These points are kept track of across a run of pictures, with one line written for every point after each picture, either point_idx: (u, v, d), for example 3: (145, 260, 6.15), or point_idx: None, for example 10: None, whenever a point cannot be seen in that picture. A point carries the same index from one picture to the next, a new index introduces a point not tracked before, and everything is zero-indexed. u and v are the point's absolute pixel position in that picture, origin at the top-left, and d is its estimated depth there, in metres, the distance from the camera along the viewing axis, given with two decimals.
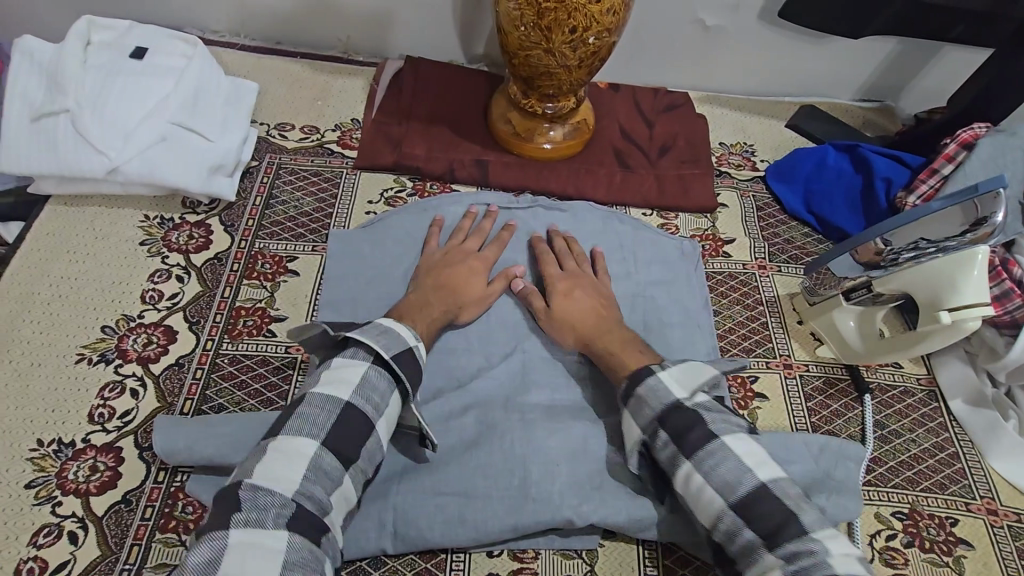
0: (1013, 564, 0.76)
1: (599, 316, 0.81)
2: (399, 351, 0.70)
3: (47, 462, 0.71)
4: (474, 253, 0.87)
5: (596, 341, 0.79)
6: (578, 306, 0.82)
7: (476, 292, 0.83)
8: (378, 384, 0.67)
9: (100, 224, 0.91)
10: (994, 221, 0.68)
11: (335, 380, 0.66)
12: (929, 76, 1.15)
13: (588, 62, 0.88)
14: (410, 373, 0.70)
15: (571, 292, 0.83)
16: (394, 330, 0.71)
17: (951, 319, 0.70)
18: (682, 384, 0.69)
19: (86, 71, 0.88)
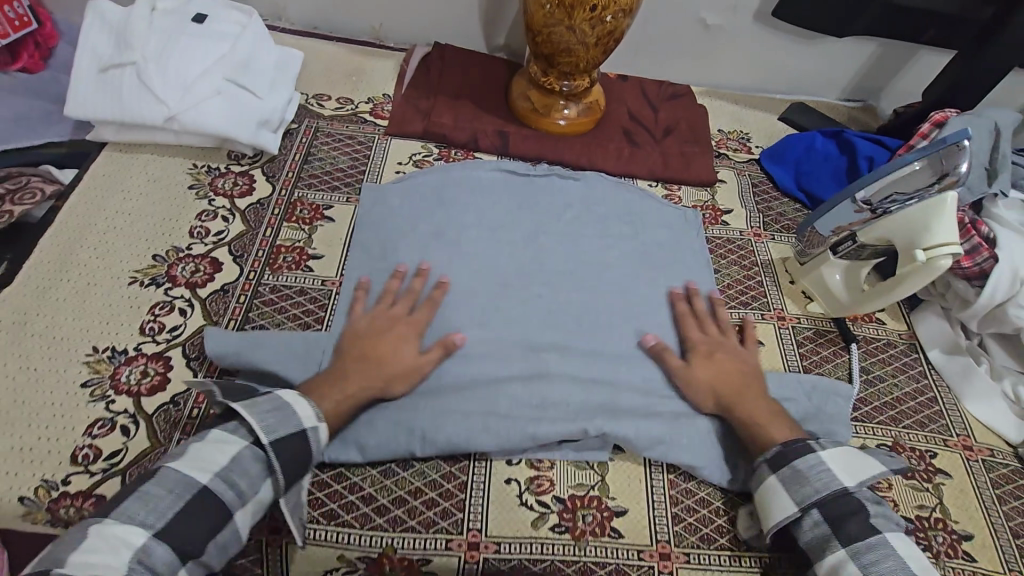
0: (987, 493, 0.82)
1: (744, 386, 0.79)
2: (290, 434, 0.65)
3: (101, 365, 0.77)
4: (402, 318, 0.81)
5: (738, 405, 0.78)
6: (723, 369, 0.81)
7: (407, 363, 0.76)
8: (250, 470, 0.64)
9: (152, 169, 0.98)
10: (959, 171, 0.79)
11: (196, 459, 0.62)
12: (905, 78, 1.27)
13: (604, 41, 0.99)
14: (287, 463, 0.65)
15: (712, 355, 0.82)
16: (292, 408, 0.67)
17: (925, 259, 0.79)
18: (847, 473, 0.70)
19: (151, 30, 0.97)
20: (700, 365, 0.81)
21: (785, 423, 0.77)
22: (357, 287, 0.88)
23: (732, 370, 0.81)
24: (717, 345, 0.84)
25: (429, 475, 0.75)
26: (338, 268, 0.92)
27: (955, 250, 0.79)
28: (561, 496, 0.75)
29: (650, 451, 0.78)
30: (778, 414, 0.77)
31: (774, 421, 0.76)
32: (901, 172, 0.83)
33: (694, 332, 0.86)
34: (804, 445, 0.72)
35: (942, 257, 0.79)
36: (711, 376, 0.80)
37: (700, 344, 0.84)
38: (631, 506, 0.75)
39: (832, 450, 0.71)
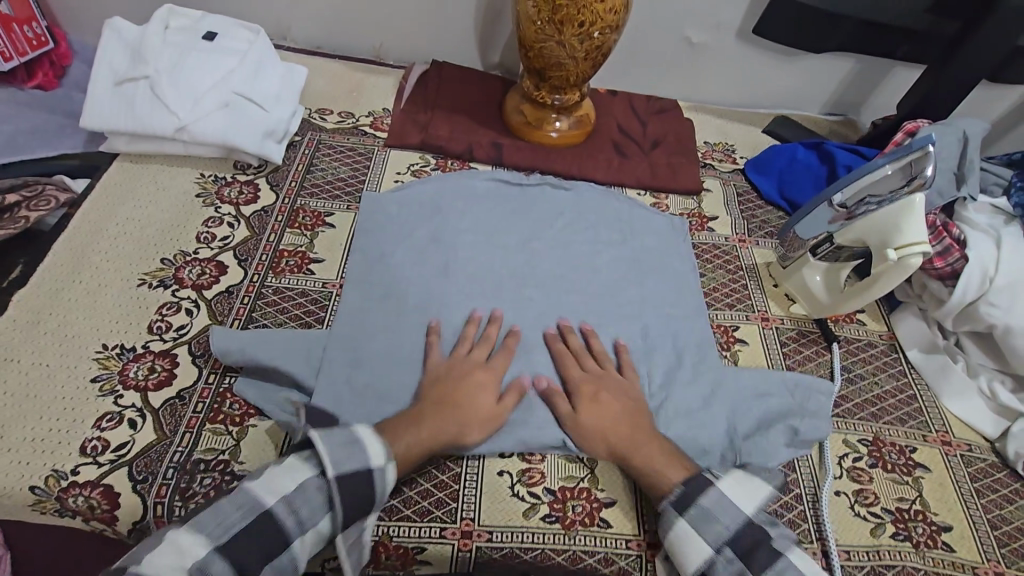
0: (965, 486, 0.85)
1: (627, 430, 0.77)
2: (359, 471, 0.65)
3: (111, 362, 0.80)
4: (481, 363, 0.82)
5: (632, 456, 0.75)
6: (607, 411, 0.78)
7: (485, 410, 0.77)
8: (313, 499, 0.64)
9: (161, 178, 1.03)
10: (926, 175, 0.84)
11: (269, 484, 0.64)
12: (883, 92, 1.33)
13: (592, 56, 1.05)
14: (348, 499, 0.65)
15: (598, 396, 0.80)
16: (362, 446, 0.67)
17: (897, 257, 0.84)
18: (745, 501, 0.70)
19: (164, 47, 1.03)
20: (587, 411, 0.79)
21: (681, 462, 0.74)
22: (357, 288, 0.92)
23: (603, 420, 0.78)
24: (588, 386, 0.81)
25: (425, 466, 0.78)
26: (338, 271, 0.96)
27: (924, 250, 0.83)
28: (552, 487, 0.78)
29: None
30: (661, 452, 0.75)
31: (668, 461, 0.74)
32: (873, 176, 0.88)
33: (574, 374, 0.83)
34: (703, 480, 0.71)
35: (914, 254, 0.83)
36: (594, 417, 0.78)
37: (578, 385, 0.82)
38: (620, 497, 0.78)
39: (727, 479, 0.71)
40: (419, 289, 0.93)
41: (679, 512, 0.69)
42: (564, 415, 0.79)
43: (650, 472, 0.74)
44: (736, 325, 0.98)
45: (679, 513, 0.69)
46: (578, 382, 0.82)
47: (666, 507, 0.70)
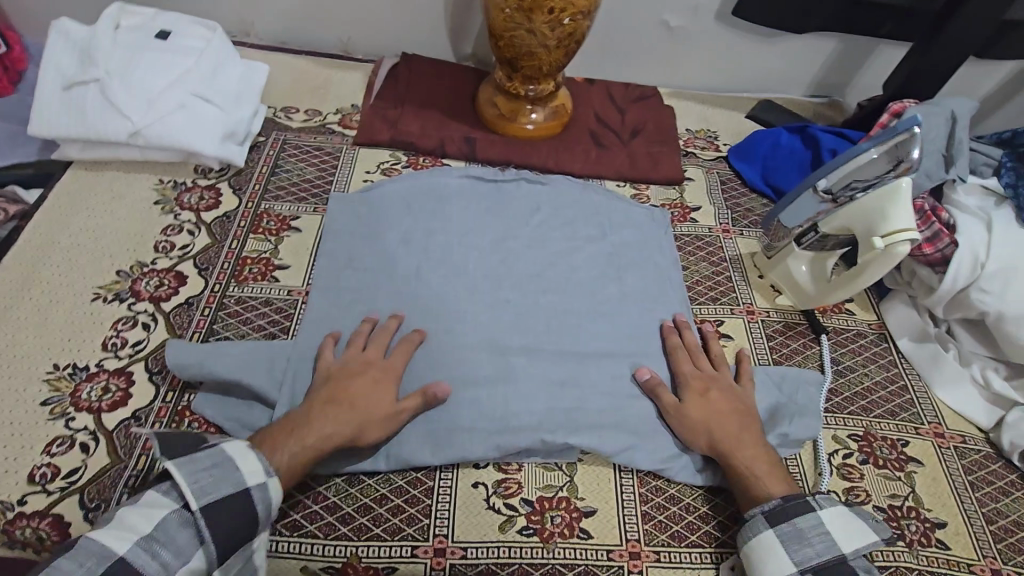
0: (960, 479, 0.82)
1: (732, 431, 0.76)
2: (233, 494, 0.61)
3: (62, 383, 0.76)
4: (375, 360, 0.78)
5: (733, 454, 0.74)
6: (716, 408, 0.77)
7: (384, 410, 0.72)
8: (179, 538, 0.59)
9: (117, 186, 0.98)
10: (912, 158, 0.82)
11: (120, 527, 0.58)
12: (868, 73, 1.29)
13: (565, 44, 1.00)
14: (212, 508, 0.61)
15: (707, 391, 0.79)
16: (245, 455, 0.64)
17: (886, 245, 0.80)
18: (846, 538, 0.66)
19: (115, 47, 0.98)
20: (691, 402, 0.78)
21: (782, 477, 0.73)
22: (323, 295, 0.88)
23: (713, 414, 0.77)
24: (707, 382, 0.80)
25: (395, 481, 0.74)
26: (304, 277, 0.92)
27: (914, 237, 0.79)
28: (529, 498, 0.74)
29: (617, 449, 0.77)
30: (771, 468, 0.73)
31: (769, 474, 0.73)
32: (859, 161, 0.85)
33: (687, 368, 0.82)
34: (804, 502, 0.69)
35: (903, 241, 0.79)
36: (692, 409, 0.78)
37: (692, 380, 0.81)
38: (600, 506, 0.74)
39: (832, 510, 0.68)
40: (389, 294, 0.89)
41: (769, 522, 0.68)
42: (669, 406, 0.78)
43: (746, 477, 0.73)
44: (720, 320, 0.95)
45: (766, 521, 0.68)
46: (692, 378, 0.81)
47: (755, 514, 0.69)
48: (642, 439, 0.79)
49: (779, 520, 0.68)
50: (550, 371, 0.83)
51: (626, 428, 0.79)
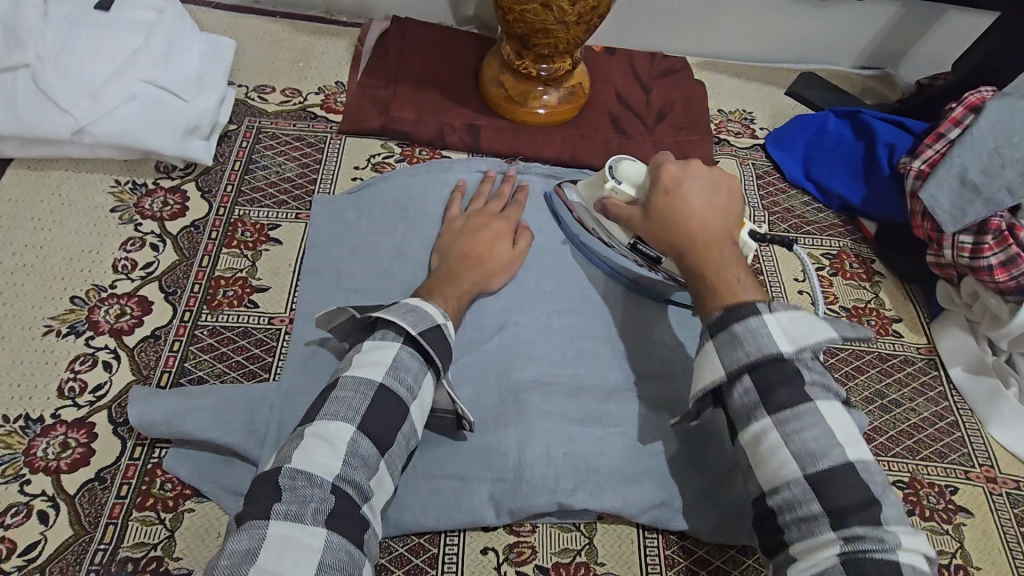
0: (1012, 532, 0.75)
1: (714, 223, 0.69)
2: (428, 328, 0.65)
3: (14, 439, 0.67)
4: (498, 215, 0.83)
5: (692, 246, 0.68)
6: (696, 209, 0.69)
7: (507, 256, 0.80)
8: (410, 365, 0.62)
9: (68, 189, 0.85)
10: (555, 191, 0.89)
11: (366, 364, 0.61)
12: (929, 42, 1.13)
13: (586, 19, 0.85)
14: (439, 349, 0.65)
15: (673, 192, 0.71)
16: (422, 308, 0.66)
17: (637, 186, 0.77)
18: (798, 333, 0.58)
19: (48, 24, 0.83)
20: (700, 190, 0.71)
21: (752, 288, 0.64)
22: (306, 323, 0.77)
23: (701, 212, 0.69)
24: (714, 205, 0.70)
25: (396, 548, 0.66)
26: (286, 302, 0.80)
27: (637, 162, 0.78)
28: (543, 565, 0.67)
29: (641, 511, 0.69)
30: (737, 270, 0.65)
31: (738, 280, 0.64)
32: (572, 197, 0.87)
33: (682, 180, 0.72)
34: (748, 307, 0.60)
35: (611, 186, 0.78)
36: (679, 213, 0.69)
37: (682, 187, 0.71)
38: (622, 572, 0.67)
39: (779, 313, 0.59)
40: None
41: (710, 338, 0.62)
42: (663, 187, 0.72)
43: (708, 279, 0.65)
44: None
45: (709, 336, 0.61)
46: (700, 173, 0.73)
47: (707, 343, 0.62)
48: (670, 496, 0.70)
49: (720, 329, 0.61)
50: (567, 414, 0.73)
51: (652, 484, 0.70)
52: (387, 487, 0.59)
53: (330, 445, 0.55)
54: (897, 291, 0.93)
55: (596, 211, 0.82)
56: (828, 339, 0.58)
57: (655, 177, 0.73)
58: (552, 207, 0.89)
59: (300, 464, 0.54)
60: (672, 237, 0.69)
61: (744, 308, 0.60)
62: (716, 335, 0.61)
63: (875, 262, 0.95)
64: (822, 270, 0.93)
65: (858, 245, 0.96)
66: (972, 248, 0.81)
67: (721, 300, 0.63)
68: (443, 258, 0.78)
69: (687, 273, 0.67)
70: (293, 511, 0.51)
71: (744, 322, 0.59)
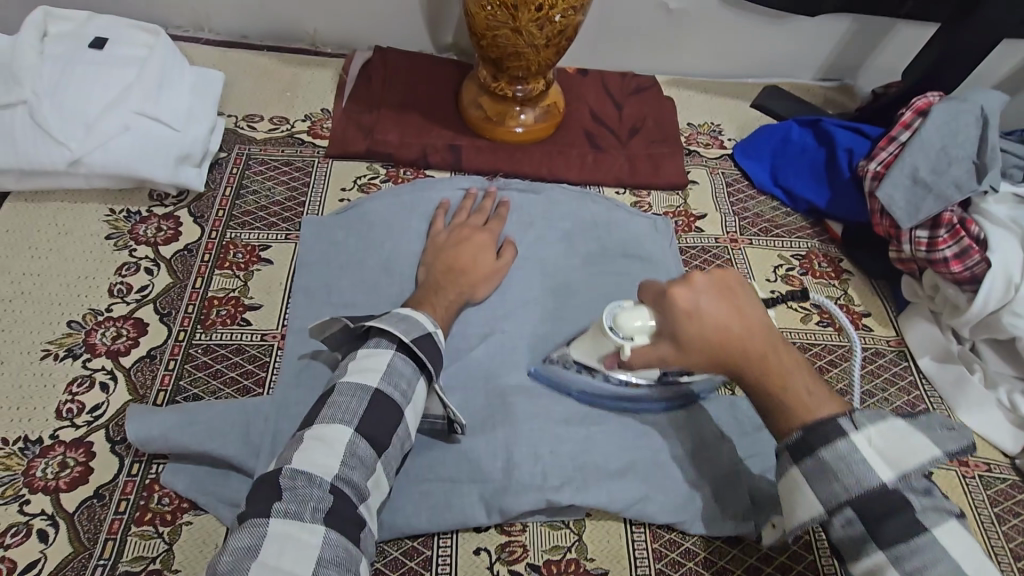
0: (986, 513, 0.77)
1: (752, 329, 0.61)
2: (420, 336, 0.67)
3: (13, 461, 0.68)
4: (480, 228, 0.87)
5: (751, 371, 0.60)
6: (721, 324, 0.60)
7: (488, 267, 0.83)
8: (405, 371, 0.65)
9: (64, 219, 0.88)
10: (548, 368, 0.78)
11: (364, 369, 0.64)
12: (882, 54, 1.20)
13: (556, 42, 0.91)
14: (431, 355, 0.67)
15: (693, 316, 0.61)
16: (415, 317, 0.69)
17: (649, 331, 0.66)
18: (897, 460, 0.54)
19: (44, 63, 0.87)
20: (718, 305, 0.61)
21: (826, 391, 0.60)
22: (299, 338, 0.79)
23: (733, 323, 0.60)
24: (737, 310, 0.61)
25: (390, 552, 0.68)
26: (278, 319, 0.83)
27: (630, 305, 0.67)
28: (535, 562, 0.69)
29: (628, 505, 0.71)
30: (802, 375, 0.60)
31: (809, 387, 0.60)
32: (562, 358, 0.77)
33: (694, 300, 0.61)
34: (834, 428, 0.56)
35: (627, 345, 0.66)
36: (715, 340, 0.60)
37: (696, 302, 0.61)
38: (611, 566, 0.69)
39: (872, 433, 0.56)
40: None
41: (797, 466, 0.58)
42: (682, 316, 0.61)
43: (782, 402, 0.59)
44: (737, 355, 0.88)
45: (794, 466, 0.58)
46: (705, 281, 0.62)
47: (795, 476, 0.58)
48: (655, 489, 0.72)
49: (805, 452, 0.57)
50: (553, 414, 0.76)
51: (637, 479, 0.73)
52: (384, 489, 0.61)
53: (328, 447, 0.58)
54: (865, 287, 0.97)
55: (611, 366, 0.72)
56: (932, 458, 0.55)
57: (667, 313, 0.62)
58: (549, 381, 0.78)
59: (301, 465, 0.56)
60: (725, 365, 0.61)
61: (830, 426, 0.56)
62: (805, 462, 0.57)
63: (843, 260, 1.00)
64: (793, 270, 0.97)
65: (826, 245, 1.01)
66: (928, 241, 0.86)
67: (801, 419, 0.58)
68: (430, 270, 0.82)
69: (753, 398, 0.62)
70: (292, 510, 0.53)
71: (831, 447, 0.56)
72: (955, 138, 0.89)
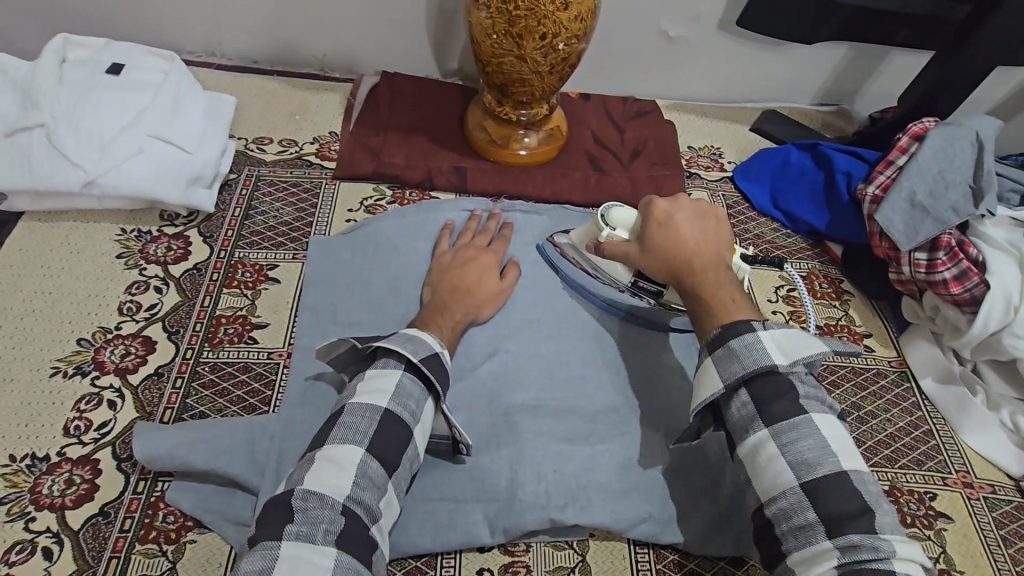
0: (992, 535, 0.77)
1: (710, 250, 0.74)
2: (427, 355, 0.68)
3: (20, 478, 0.69)
4: (485, 248, 0.89)
5: (694, 278, 0.72)
6: (690, 238, 0.74)
7: (492, 286, 0.84)
8: (414, 391, 0.66)
9: (76, 238, 0.90)
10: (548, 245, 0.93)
11: (374, 390, 0.64)
12: (878, 79, 1.23)
13: (559, 68, 0.93)
14: (438, 375, 0.68)
15: (669, 222, 0.76)
16: (421, 337, 0.70)
17: (629, 230, 0.80)
18: (790, 351, 0.64)
19: (62, 87, 0.90)
20: (691, 221, 0.76)
21: (747, 308, 0.70)
22: (305, 357, 0.80)
23: (698, 242, 0.74)
24: (704, 235, 0.75)
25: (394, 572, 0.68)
26: (285, 337, 0.84)
27: (624, 207, 0.82)
28: None
29: (631, 526, 0.71)
30: (731, 291, 0.71)
31: (735, 302, 0.70)
32: (568, 246, 0.91)
33: (677, 213, 0.76)
34: (743, 325, 0.66)
35: (607, 233, 0.81)
36: (677, 245, 0.74)
37: (675, 215, 0.76)
38: None
39: (774, 330, 0.65)
40: None
41: (707, 352, 0.67)
42: (660, 220, 0.76)
43: (710, 307, 0.70)
44: None
45: (707, 353, 0.67)
46: (687, 206, 0.78)
47: (705, 355, 0.67)
48: (658, 510, 0.72)
49: (718, 343, 0.66)
50: (557, 434, 0.76)
51: (641, 500, 0.73)
52: (396, 512, 0.62)
53: (338, 467, 0.58)
54: (865, 308, 0.98)
55: (591, 253, 0.86)
56: (817, 354, 0.64)
57: (649, 218, 0.77)
58: (546, 258, 0.93)
59: (312, 486, 0.57)
60: (674, 267, 0.74)
61: (745, 330, 0.65)
62: (716, 350, 0.66)
63: (843, 281, 1.00)
64: (794, 291, 0.98)
65: (826, 266, 1.02)
66: (927, 263, 0.87)
67: (721, 319, 0.69)
68: (435, 290, 0.83)
69: (689, 298, 0.73)
70: (305, 533, 0.54)
71: (739, 337, 0.65)
72: (951, 163, 0.91)
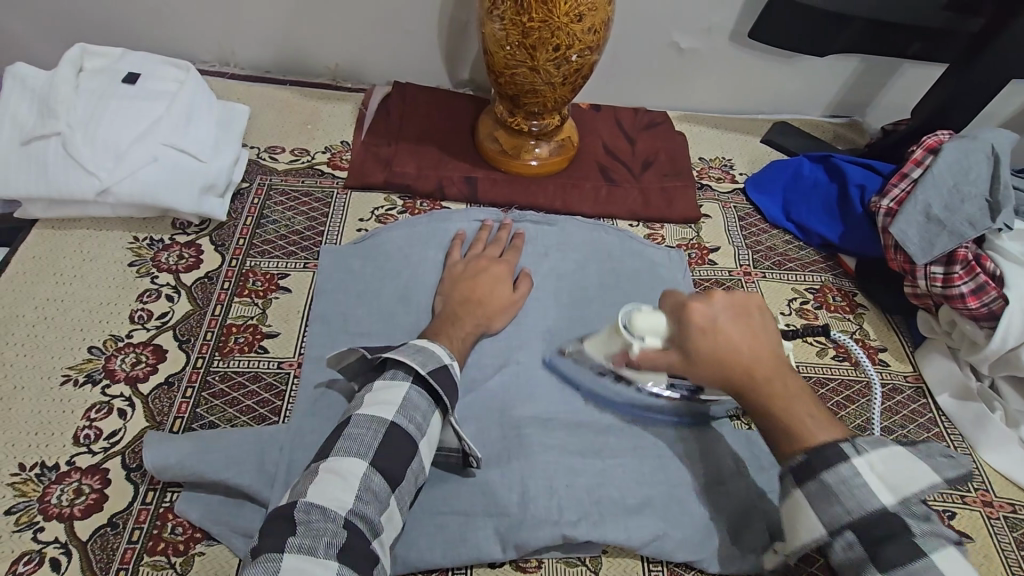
0: (1013, 555, 0.75)
1: (762, 351, 0.65)
2: (436, 368, 0.67)
3: (29, 487, 0.68)
4: (496, 259, 0.88)
5: (754, 390, 0.64)
6: (735, 341, 0.65)
7: (505, 298, 0.84)
8: (421, 404, 0.65)
9: (89, 246, 0.90)
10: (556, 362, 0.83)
11: (381, 402, 0.64)
12: (890, 91, 1.22)
13: (572, 80, 0.94)
14: (447, 388, 0.67)
15: (709, 330, 0.66)
16: (431, 349, 0.69)
17: (661, 336, 0.70)
18: (896, 484, 0.56)
19: (78, 96, 0.91)
20: (735, 323, 0.66)
21: (829, 420, 0.62)
22: (315, 367, 0.80)
23: (745, 342, 0.65)
24: (751, 331, 0.66)
25: None
26: (295, 346, 0.84)
27: (647, 310, 0.72)
28: None
29: (645, 542, 0.70)
30: (806, 403, 0.62)
31: (812, 414, 0.62)
32: (578, 353, 0.80)
33: (715, 317, 0.67)
34: (836, 454, 0.58)
35: (637, 345, 0.71)
36: (724, 353, 0.65)
37: (716, 322, 0.66)
38: None
39: (873, 457, 0.58)
40: None
41: (797, 484, 0.59)
42: (699, 329, 0.66)
43: (788, 423, 0.61)
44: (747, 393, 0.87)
45: (796, 485, 0.59)
46: (725, 302, 0.68)
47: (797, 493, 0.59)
48: (672, 525, 0.71)
49: (808, 477, 0.58)
50: (568, 446, 0.76)
51: (654, 515, 0.72)
52: (398, 525, 0.61)
53: (342, 480, 0.58)
54: (879, 321, 0.97)
55: (620, 365, 0.75)
56: (930, 485, 0.56)
57: (685, 342, 0.68)
58: (558, 378, 0.82)
59: (315, 499, 0.56)
60: (728, 377, 0.65)
61: (832, 451, 0.58)
62: (807, 483, 0.58)
63: (857, 294, 1.00)
64: (807, 304, 0.97)
65: (840, 279, 1.01)
66: (943, 278, 0.87)
67: (801, 443, 0.60)
68: (447, 301, 0.82)
69: (757, 415, 0.64)
70: (307, 545, 0.53)
71: (833, 470, 0.57)
72: (966, 176, 0.91)
